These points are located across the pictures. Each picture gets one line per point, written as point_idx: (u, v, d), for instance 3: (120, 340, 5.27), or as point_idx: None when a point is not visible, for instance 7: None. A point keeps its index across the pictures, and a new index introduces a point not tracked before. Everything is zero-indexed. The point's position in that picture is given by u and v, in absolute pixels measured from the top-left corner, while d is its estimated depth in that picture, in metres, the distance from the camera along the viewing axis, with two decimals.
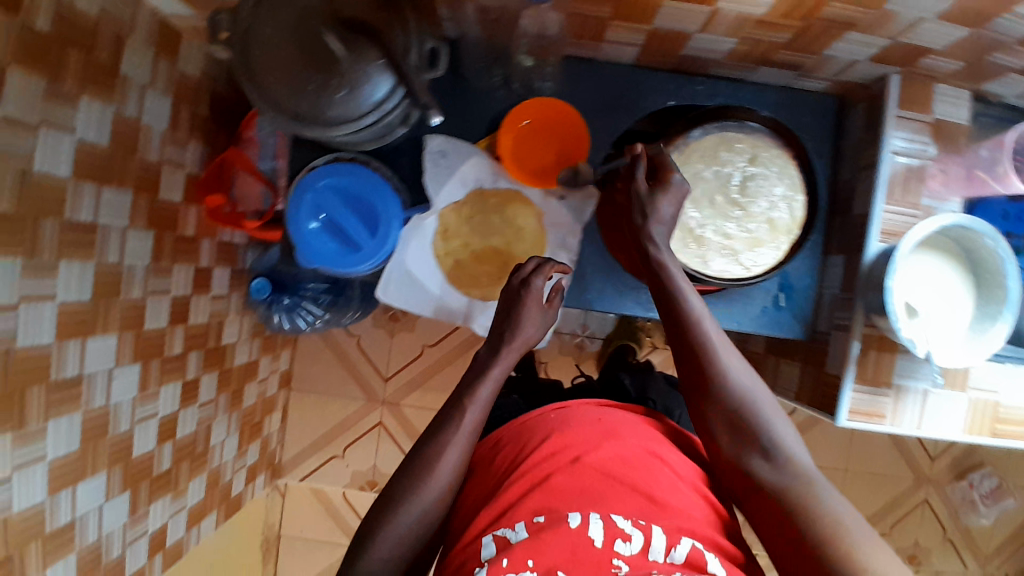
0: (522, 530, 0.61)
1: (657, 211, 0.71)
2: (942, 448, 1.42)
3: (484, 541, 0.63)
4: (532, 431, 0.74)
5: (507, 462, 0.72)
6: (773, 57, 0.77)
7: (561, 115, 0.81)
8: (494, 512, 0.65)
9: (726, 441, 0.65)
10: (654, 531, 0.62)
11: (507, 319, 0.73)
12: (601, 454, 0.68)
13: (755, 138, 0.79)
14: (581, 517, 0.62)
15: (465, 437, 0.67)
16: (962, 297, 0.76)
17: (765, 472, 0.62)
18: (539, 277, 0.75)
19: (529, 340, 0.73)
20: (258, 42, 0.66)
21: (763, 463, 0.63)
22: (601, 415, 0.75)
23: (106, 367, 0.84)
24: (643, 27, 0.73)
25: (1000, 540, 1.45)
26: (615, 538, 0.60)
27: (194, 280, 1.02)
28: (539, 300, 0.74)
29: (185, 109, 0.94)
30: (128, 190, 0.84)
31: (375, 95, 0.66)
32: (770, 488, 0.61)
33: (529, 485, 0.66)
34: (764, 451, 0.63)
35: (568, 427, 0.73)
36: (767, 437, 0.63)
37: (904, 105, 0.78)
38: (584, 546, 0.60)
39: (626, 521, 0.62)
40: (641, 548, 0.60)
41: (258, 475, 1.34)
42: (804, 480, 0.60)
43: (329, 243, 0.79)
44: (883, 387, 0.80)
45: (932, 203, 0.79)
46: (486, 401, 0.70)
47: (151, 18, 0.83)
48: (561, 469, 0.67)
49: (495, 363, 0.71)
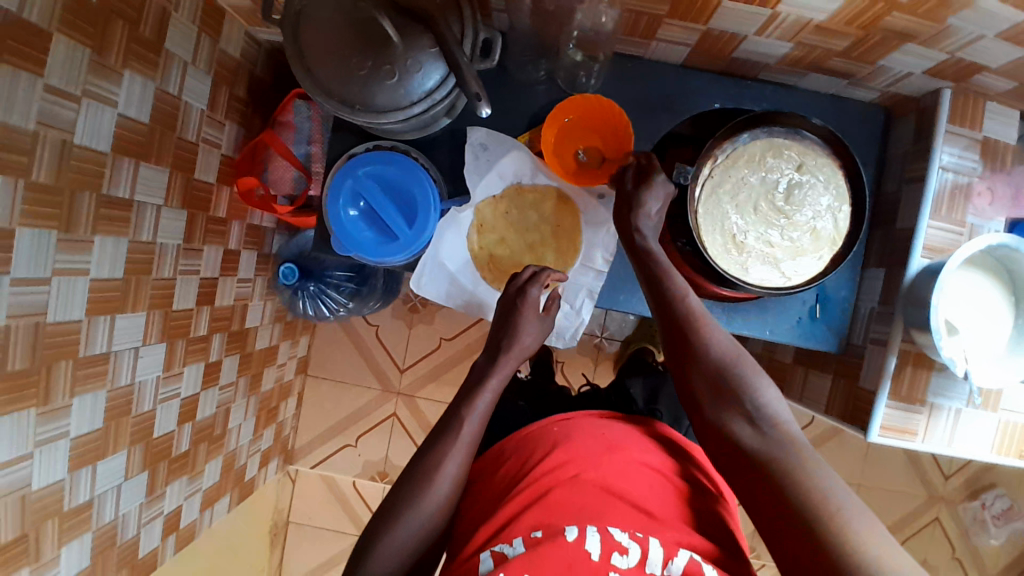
0: (520, 545, 0.60)
1: (644, 207, 0.74)
2: (957, 467, 1.41)
3: (482, 557, 0.61)
4: (534, 443, 0.74)
5: (508, 474, 0.72)
6: (825, 64, 0.77)
7: (602, 110, 0.79)
8: (493, 528, 0.64)
9: (708, 407, 0.63)
10: (653, 544, 0.60)
11: (505, 326, 0.74)
12: (598, 470, 0.68)
13: (804, 146, 0.78)
14: (578, 529, 0.60)
15: (465, 446, 0.66)
16: (1003, 315, 0.75)
17: (748, 438, 0.60)
18: (536, 286, 0.77)
19: (525, 350, 0.73)
20: (310, 25, 0.66)
21: (747, 427, 0.61)
22: (604, 428, 0.75)
23: (132, 345, 0.83)
24: (697, 27, 0.73)
25: (1009, 561, 1.44)
26: (612, 551, 0.59)
27: (222, 262, 1.01)
28: (534, 309, 0.76)
29: (223, 88, 0.94)
30: (165, 169, 0.83)
31: (425, 84, 0.66)
32: (757, 457, 0.59)
33: (529, 500, 0.65)
34: (748, 416, 0.61)
35: (570, 438, 0.73)
36: (751, 401, 0.61)
37: (954, 119, 0.77)
38: (580, 559, 0.58)
39: (624, 534, 0.60)
40: (638, 562, 0.58)
41: (271, 460, 1.34)
42: (789, 449, 0.58)
43: (367, 233, 0.78)
44: (917, 404, 0.78)
45: (977, 221, 0.78)
46: (484, 411, 0.69)
47: None
48: (561, 483, 0.66)
49: (494, 373, 0.71)
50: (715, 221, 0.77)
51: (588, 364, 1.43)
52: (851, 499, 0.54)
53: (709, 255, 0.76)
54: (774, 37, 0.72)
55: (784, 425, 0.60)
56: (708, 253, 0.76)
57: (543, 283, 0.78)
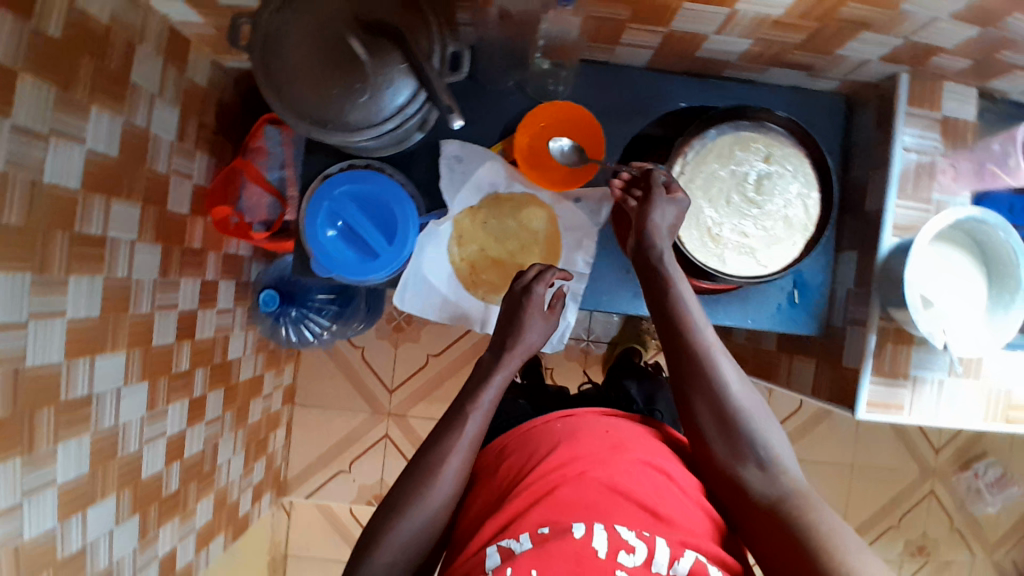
0: (526, 541, 0.60)
1: (652, 221, 0.73)
2: (947, 439, 1.43)
3: (488, 551, 0.62)
4: (537, 441, 0.73)
5: (511, 472, 0.71)
6: (786, 58, 0.79)
7: (574, 115, 0.81)
8: (498, 524, 0.64)
9: (719, 446, 0.65)
10: (659, 544, 0.61)
11: (509, 324, 0.75)
12: (604, 469, 0.67)
13: (771, 137, 0.80)
14: (585, 526, 0.61)
15: (468, 443, 0.67)
16: (976, 286, 0.77)
17: (756, 480, 0.63)
18: (540, 284, 0.77)
19: (532, 347, 0.75)
20: (282, 45, 0.66)
21: (756, 471, 0.63)
22: (608, 428, 0.75)
23: (114, 386, 0.82)
24: (659, 29, 0.74)
25: (1005, 528, 1.46)
26: (619, 550, 0.59)
27: (200, 294, 1.00)
28: (540, 308, 0.76)
29: (192, 119, 0.93)
30: (137, 204, 0.83)
31: (397, 100, 0.66)
32: (765, 494, 0.62)
33: (532, 498, 0.64)
34: (757, 458, 0.63)
35: (575, 437, 0.72)
36: (761, 442, 0.64)
37: (913, 102, 0.79)
38: (588, 555, 0.58)
39: (630, 532, 0.61)
40: (644, 561, 0.59)
41: (263, 494, 1.31)
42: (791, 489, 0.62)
43: (348, 252, 0.77)
44: (901, 379, 0.80)
45: (942, 198, 0.80)
46: (487, 408, 0.70)
47: (161, 26, 0.83)
48: (566, 481, 0.66)
49: (499, 369, 0.72)
50: (690, 217, 0.79)
51: (577, 370, 1.43)
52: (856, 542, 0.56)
53: (687, 250, 0.78)
54: (735, 34, 0.74)
55: (790, 470, 0.63)
56: (685, 247, 0.78)
57: (547, 283, 0.78)
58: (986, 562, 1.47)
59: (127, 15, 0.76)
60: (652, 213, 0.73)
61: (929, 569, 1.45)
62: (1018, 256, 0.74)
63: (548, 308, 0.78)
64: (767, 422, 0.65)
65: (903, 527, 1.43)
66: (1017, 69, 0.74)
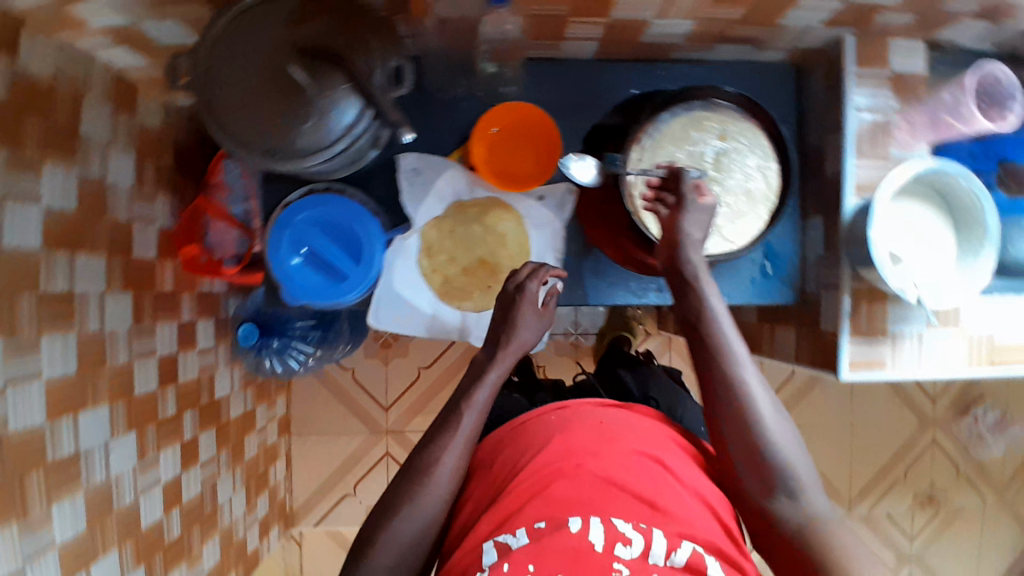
0: (523, 536, 0.61)
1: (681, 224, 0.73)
2: (943, 388, 1.44)
3: (485, 547, 0.63)
4: (533, 436, 0.73)
5: (507, 468, 0.71)
6: (730, 33, 0.79)
7: (527, 116, 0.80)
8: (495, 520, 0.64)
9: (753, 482, 0.66)
10: (656, 535, 0.61)
11: (503, 321, 0.75)
12: (600, 462, 0.67)
13: (724, 114, 0.79)
14: (581, 521, 0.62)
15: (463, 440, 0.68)
16: (943, 237, 0.77)
17: (787, 513, 0.64)
18: (534, 281, 0.77)
19: (526, 345, 0.75)
20: (221, 79, 0.65)
21: (789, 505, 0.64)
22: (601, 419, 0.74)
23: (101, 441, 0.81)
24: (600, 19, 0.74)
25: (1011, 469, 1.47)
26: (615, 542, 0.60)
27: (179, 337, 0.99)
28: (533, 304, 0.76)
29: (150, 164, 0.92)
30: (102, 254, 0.82)
31: (343, 120, 0.65)
32: (797, 528, 0.63)
33: (528, 494, 0.65)
34: (791, 493, 0.65)
35: (570, 428, 0.72)
36: (794, 478, 0.65)
37: (861, 62, 0.79)
38: (585, 550, 0.59)
39: (627, 525, 0.61)
40: (641, 553, 0.60)
41: (270, 527, 1.31)
42: (821, 525, 0.63)
43: (315, 277, 0.77)
44: (879, 336, 0.80)
45: (901, 153, 0.80)
46: (482, 405, 0.70)
47: (105, 75, 0.82)
48: (562, 475, 0.66)
49: (494, 366, 0.73)
50: None
51: (569, 362, 1.43)
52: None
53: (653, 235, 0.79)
54: (676, 17, 0.74)
55: (816, 498, 0.65)
56: (651, 234, 0.78)
57: (541, 279, 0.78)
58: (997, 504, 1.47)
59: (69, 68, 0.75)
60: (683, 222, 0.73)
61: (941, 518, 1.45)
62: (982, 201, 0.74)
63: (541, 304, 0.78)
64: (801, 459, 0.66)
65: (910, 479, 1.44)
66: (959, 17, 0.74)
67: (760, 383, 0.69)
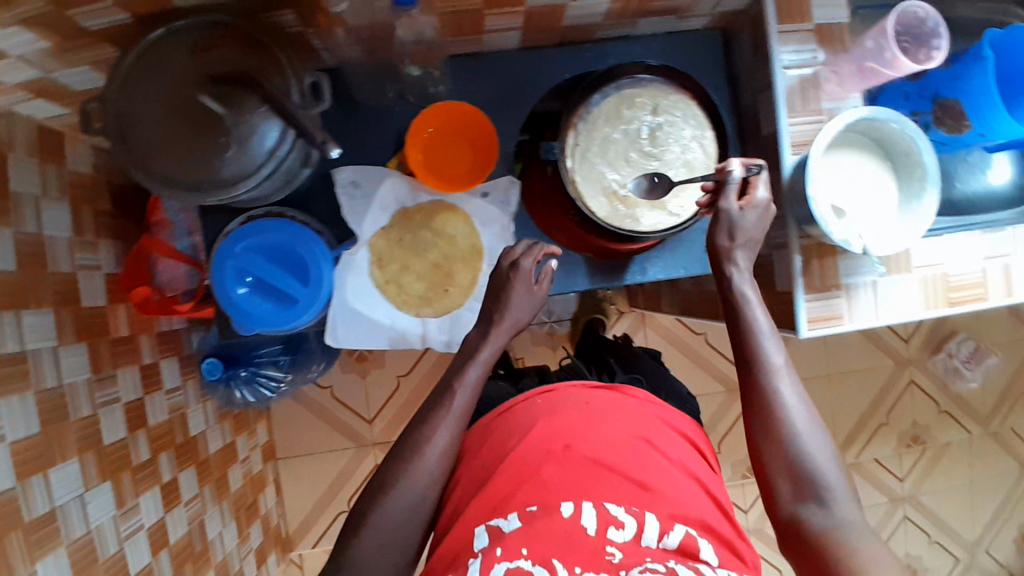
0: (515, 519, 0.62)
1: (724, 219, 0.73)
2: (914, 328, 1.46)
3: (477, 531, 0.62)
4: (517, 420, 0.72)
5: (493, 452, 0.70)
6: (649, 7, 0.78)
7: (459, 116, 0.80)
8: (486, 502, 0.64)
9: (786, 492, 0.65)
10: (649, 518, 0.62)
11: (495, 300, 0.74)
12: (591, 443, 0.68)
13: (653, 89, 0.79)
14: (573, 505, 0.62)
15: (455, 419, 0.69)
16: (885, 184, 0.78)
17: (816, 520, 0.63)
18: (526, 259, 0.76)
19: (518, 323, 0.75)
20: (135, 120, 0.64)
21: (820, 515, 0.63)
22: (586, 400, 0.74)
23: (76, 494, 0.80)
24: (517, 9, 0.73)
25: (991, 398, 1.50)
26: (609, 526, 0.61)
27: (143, 380, 0.97)
28: (526, 282, 0.75)
29: (86, 212, 0.90)
30: (48, 308, 0.80)
31: (265, 143, 0.65)
32: (824, 538, 0.62)
33: (518, 477, 0.65)
34: (824, 505, 0.63)
35: (555, 412, 0.72)
36: (827, 490, 0.64)
37: (783, 20, 0.79)
38: (577, 534, 0.60)
39: (619, 509, 0.62)
40: (634, 537, 0.61)
41: (268, 555, 1.30)
42: (847, 534, 0.62)
43: (265, 304, 0.76)
44: (834, 291, 0.81)
45: (833, 106, 0.80)
46: (474, 384, 0.71)
47: (27, 126, 0.80)
48: (552, 458, 0.66)
49: (486, 344, 0.73)
50: (597, 184, 0.78)
51: (546, 352, 1.40)
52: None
53: (599, 220, 0.77)
54: None
55: (848, 506, 0.63)
56: (597, 217, 0.77)
57: (535, 256, 0.77)
58: (981, 434, 1.50)
59: None
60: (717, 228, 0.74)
61: (929, 455, 1.48)
62: (918, 143, 0.74)
63: (535, 281, 0.77)
64: (837, 473, 0.65)
65: (894, 421, 1.46)
66: None
67: (799, 395, 0.68)
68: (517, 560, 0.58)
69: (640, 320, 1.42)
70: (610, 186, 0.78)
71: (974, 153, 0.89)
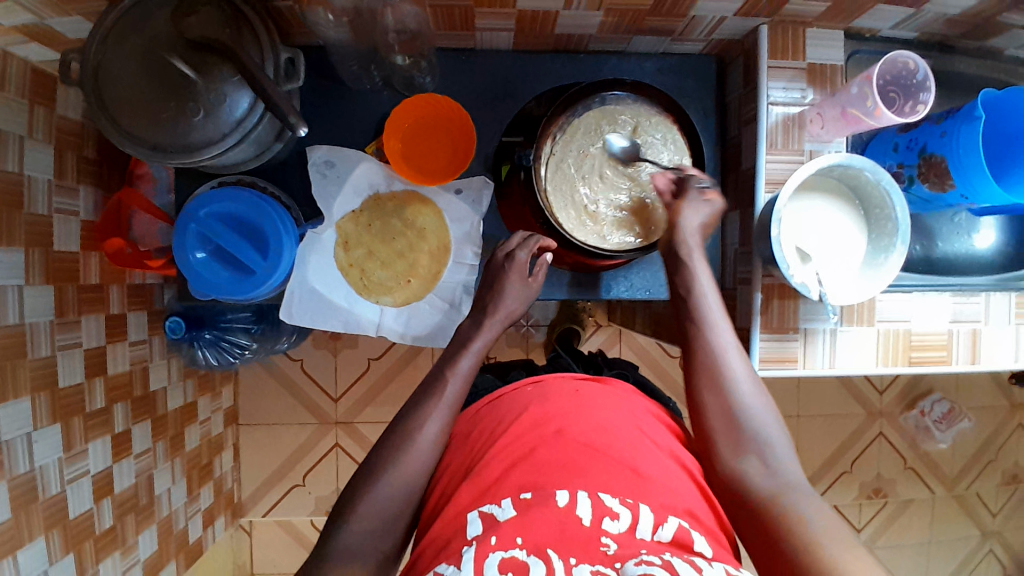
0: (508, 507, 0.57)
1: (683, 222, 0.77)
2: (890, 381, 1.44)
3: (469, 518, 0.58)
4: (505, 409, 0.69)
5: (481, 439, 0.67)
6: (643, 26, 0.78)
7: (442, 109, 0.79)
8: (477, 488, 0.60)
9: (726, 447, 0.66)
10: (643, 510, 0.57)
11: (489, 291, 0.78)
12: (582, 427, 0.64)
13: (636, 108, 0.79)
14: (569, 494, 0.57)
15: (447, 407, 0.68)
16: (855, 236, 0.77)
17: (752, 473, 0.64)
18: (523, 250, 0.79)
19: (513, 315, 0.77)
20: (111, 78, 0.65)
21: (756, 467, 0.64)
22: (577, 387, 0.71)
23: (24, 431, 0.79)
24: (508, 11, 0.73)
25: (958, 461, 1.48)
26: (603, 516, 0.56)
27: (107, 329, 0.96)
28: (521, 273, 0.79)
29: (69, 154, 0.88)
30: (19, 248, 0.78)
31: (234, 113, 0.66)
32: (762, 489, 0.62)
33: (510, 460, 0.62)
34: (761, 459, 0.64)
35: (546, 398, 0.69)
36: (763, 445, 0.65)
37: (775, 55, 0.78)
38: (572, 524, 0.55)
39: (614, 499, 0.57)
40: (629, 528, 0.56)
41: (216, 517, 1.31)
42: (784, 489, 0.62)
43: (222, 272, 0.77)
44: (791, 333, 0.81)
45: (814, 148, 0.80)
46: (467, 373, 0.71)
47: (23, 66, 0.78)
48: (543, 442, 0.63)
49: (480, 335, 0.74)
50: (566, 196, 0.78)
51: (518, 356, 1.39)
52: (831, 532, 0.56)
53: (565, 232, 0.77)
54: (583, 7, 0.73)
55: (785, 465, 0.65)
56: (562, 228, 0.77)
57: (531, 249, 0.79)
58: (945, 496, 1.48)
59: None
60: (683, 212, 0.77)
61: (889, 509, 1.46)
62: (892, 196, 0.74)
63: (528, 274, 0.80)
64: (773, 433, 0.67)
65: (857, 470, 1.45)
66: (878, 4, 0.72)
67: (741, 360, 0.71)
68: (510, 549, 0.53)
69: (614, 337, 1.41)
70: (581, 198, 0.78)
71: (961, 214, 0.87)
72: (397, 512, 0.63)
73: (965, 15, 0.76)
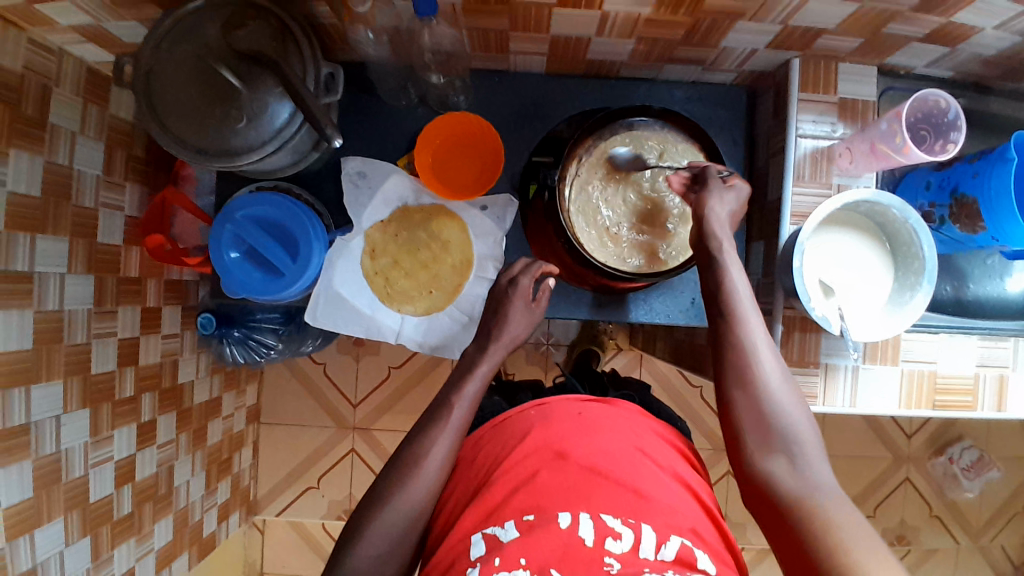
0: (512, 529, 0.58)
1: (710, 211, 0.73)
2: (918, 425, 1.41)
3: (473, 540, 0.59)
4: (511, 432, 0.70)
5: (487, 463, 0.67)
6: (673, 54, 0.79)
7: (473, 127, 0.81)
8: (480, 511, 0.61)
9: (754, 444, 0.63)
10: (645, 529, 0.57)
11: (497, 315, 0.79)
12: (585, 448, 0.65)
13: (662, 134, 0.81)
14: (571, 516, 0.58)
15: (454, 430, 0.68)
16: (882, 274, 0.77)
17: (782, 474, 0.60)
18: (527, 276, 0.80)
19: (516, 339, 0.78)
20: (162, 83, 0.68)
21: (787, 469, 0.60)
22: (581, 409, 0.71)
23: (54, 414, 0.82)
24: (542, 36, 0.75)
25: (987, 512, 1.43)
26: (606, 537, 0.56)
27: (142, 321, 1.00)
28: (524, 297, 0.80)
29: (119, 152, 0.92)
30: (64, 238, 0.82)
31: (274, 123, 0.69)
32: (792, 491, 0.59)
33: (514, 482, 0.62)
34: (791, 459, 0.61)
35: (549, 421, 0.69)
36: (795, 444, 0.62)
37: (806, 89, 0.79)
38: (574, 546, 0.56)
39: (616, 520, 0.57)
40: (632, 547, 0.56)
41: (231, 513, 1.33)
42: (816, 492, 0.59)
43: (254, 272, 0.80)
44: (811, 367, 0.80)
45: (844, 182, 0.79)
46: (472, 398, 0.72)
47: (79, 67, 0.83)
48: (546, 465, 0.63)
49: (484, 360, 0.75)
50: (590, 217, 0.79)
51: (537, 373, 1.39)
52: (867, 546, 0.53)
53: (586, 252, 0.78)
54: (615, 35, 0.74)
55: (820, 466, 0.61)
56: (584, 249, 0.78)
57: (535, 274, 0.81)
58: (971, 547, 1.43)
59: (40, 59, 0.77)
60: (712, 202, 0.73)
61: (912, 557, 1.42)
62: (919, 234, 0.73)
63: (533, 298, 0.81)
64: (808, 431, 0.63)
65: (881, 515, 1.41)
66: (912, 42, 0.72)
67: (773, 355, 0.67)
68: (514, 570, 0.54)
69: (635, 362, 1.40)
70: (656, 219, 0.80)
71: (994, 256, 0.85)
72: (402, 522, 0.63)
73: (1001, 57, 0.76)
